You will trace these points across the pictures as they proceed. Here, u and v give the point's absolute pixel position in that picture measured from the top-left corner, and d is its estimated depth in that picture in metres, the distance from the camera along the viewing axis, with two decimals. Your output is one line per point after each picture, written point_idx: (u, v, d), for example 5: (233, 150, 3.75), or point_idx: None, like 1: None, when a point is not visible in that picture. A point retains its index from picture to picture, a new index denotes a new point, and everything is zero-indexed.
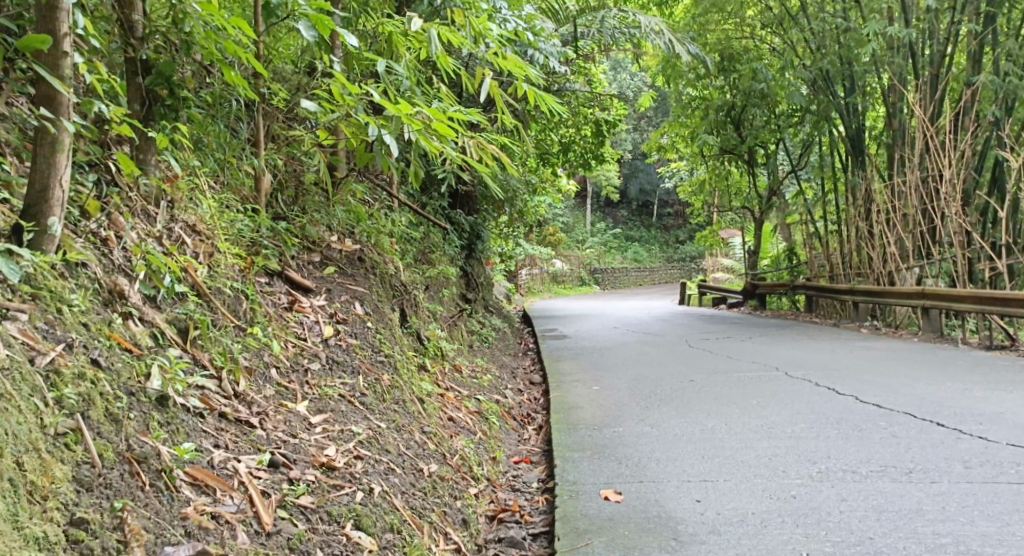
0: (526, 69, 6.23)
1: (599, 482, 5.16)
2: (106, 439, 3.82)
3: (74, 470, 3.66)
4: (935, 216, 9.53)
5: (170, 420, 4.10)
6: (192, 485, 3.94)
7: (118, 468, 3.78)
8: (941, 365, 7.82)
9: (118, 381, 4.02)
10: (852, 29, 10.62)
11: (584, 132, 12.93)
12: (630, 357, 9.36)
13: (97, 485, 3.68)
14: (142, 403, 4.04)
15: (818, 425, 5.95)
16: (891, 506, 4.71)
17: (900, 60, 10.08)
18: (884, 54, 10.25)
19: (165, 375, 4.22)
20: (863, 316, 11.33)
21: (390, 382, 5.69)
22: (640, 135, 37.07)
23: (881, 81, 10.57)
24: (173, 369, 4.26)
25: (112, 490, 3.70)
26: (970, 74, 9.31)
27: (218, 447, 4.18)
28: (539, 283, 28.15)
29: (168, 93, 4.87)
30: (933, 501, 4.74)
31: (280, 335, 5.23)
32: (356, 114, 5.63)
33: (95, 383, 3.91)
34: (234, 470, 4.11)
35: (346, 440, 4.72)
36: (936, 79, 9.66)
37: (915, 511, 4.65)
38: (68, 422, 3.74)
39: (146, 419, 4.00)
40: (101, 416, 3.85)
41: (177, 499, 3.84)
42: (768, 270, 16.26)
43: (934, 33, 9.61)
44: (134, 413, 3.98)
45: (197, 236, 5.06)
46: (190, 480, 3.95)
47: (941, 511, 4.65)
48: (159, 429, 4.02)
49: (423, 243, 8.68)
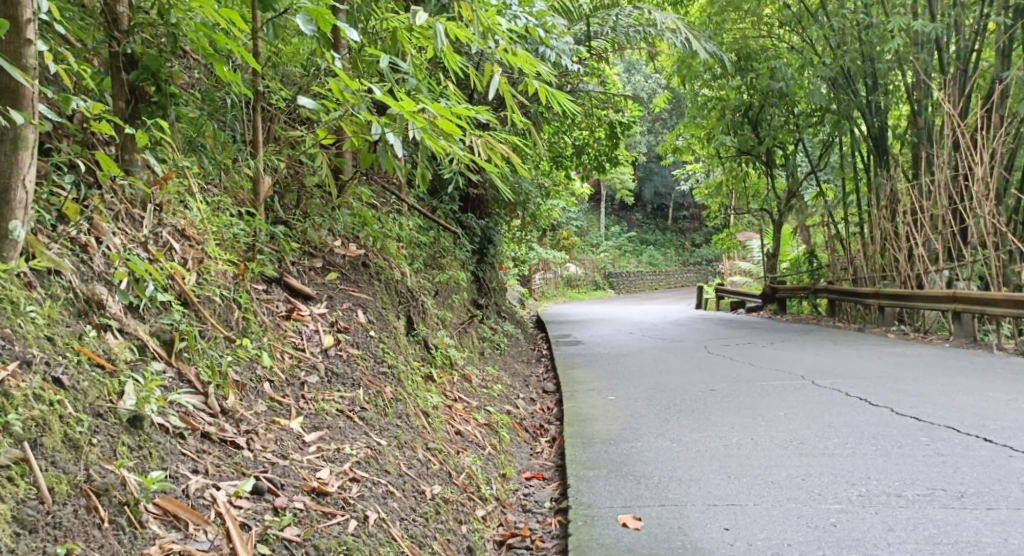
0: (537, 66, 5.91)
1: (617, 506, 4.83)
2: (60, 469, 3.53)
3: (16, 509, 3.38)
4: (965, 215, 9.19)
5: (143, 443, 3.80)
6: (160, 519, 3.65)
7: (73, 503, 3.50)
8: (976, 373, 7.46)
9: (83, 402, 3.73)
10: (874, 24, 10.33)
11: (598, 134, 12.61)
12: (647, 364, 9.01)
13: (43, 525, 3.40)
14: (112, 425, 3.75)
15: (853, 441, 5.61)
16: (946, 538, 4.39)
17: (925, 56, 9.71)
18: (907, 51, 9.89)
19: (140, 393, 3.91)
20: (889, 320, 11.00)
21: (394, 395, 5.36)
22: (655, 137, 36.70)
23: (904, 79, 10.24)
24: (150, 387, 3.95)
25: (60, 530, 3.42)
26: (1000, 70, 9.03)
27: (196, 473, 3.87)
28: (553, 288, 27.80)
29: (154, 89, 4.54)
30: (993, 533, 4.41)
31: (277, 345, 4.93)
32: (358, 112, 5.36)
33: (54, 404, 3.63)
34: (211, 500, 3.81)
35: (341, 461, 4.40)
36: (964, 73, 9.40)
37: (974, 545, 4.33)
38: (13, 452, 3.46)
39: (114, 444, 3.71)
40: (57, 443, 3.57)
41: (141, 537, 3.56)
42: (788, 273, 15.89)
43: (960, 27, 9.36)
44: (99, 437, 3.69)
45: (186, 241, 4.72)
46: (159, 513, 3.66)
47: (1003, 544, 4.32)
48: (128, 455, 3.72)
49: (433, 247, 8.39)
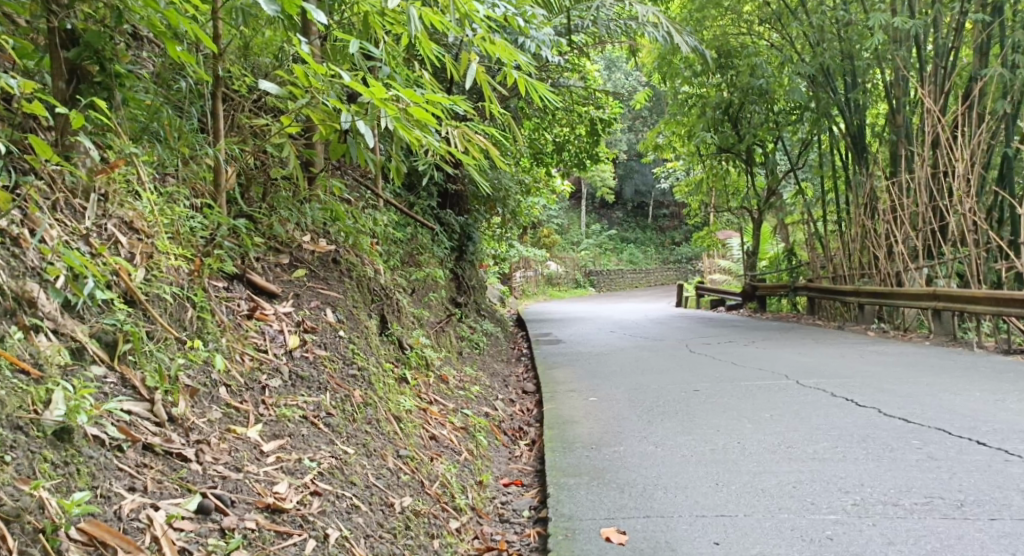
0: (518, 55, 5.53)
1: (599, 518, 4.53)
2: None
3: None
4: (947, 213, 8.92)
5: (70, 459, 3.53)
6: (85, 547, 3.36)
7: None
8: (960, 372, 7.19)
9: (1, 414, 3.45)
10: (854, 22, 10.09)
11: (578, 131, 12.34)
12: (627, 364, 8.69)
13: None
14: (33, 440, 3.47)
15: (844, 444, 5.32)
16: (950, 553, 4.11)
17: (904, 53, 9.46)
18: (886, 48, 9.66)
19: (70, 401, 3.62)
20: (869, 319, 10.74)
21: (363, 399, 5.01)
22: (634, 135, 36.55)
23: (884, 76, 10.00)
24: (80, 395, 3.66)
25: None
26: (977, 69, 8.69)
27: (132, 491, 3.59)
28: (534, 286, 27.51)
29: (98, 69, 4.27)
30: (999, 546, 4.13)
31: (236, 346, 4.59)
32: (326, 100, 5.00)
33: None
34: (148, 522, 3.53)
35: (301, 473, 4.10)
36: (943, 69, 9.09)
37: None
38: None
39: (33, 461, 3.43)
40: None
41: None
42: (767, 271, 15.64)
43: (938, 26, 9.05)
44: (18, 455, 3.42)
45: (134, 234, 4.36)
46: (85, 540, 3.37)
47: None
48: (49, 474, 3.44)
49: (410, 244, 8.06)
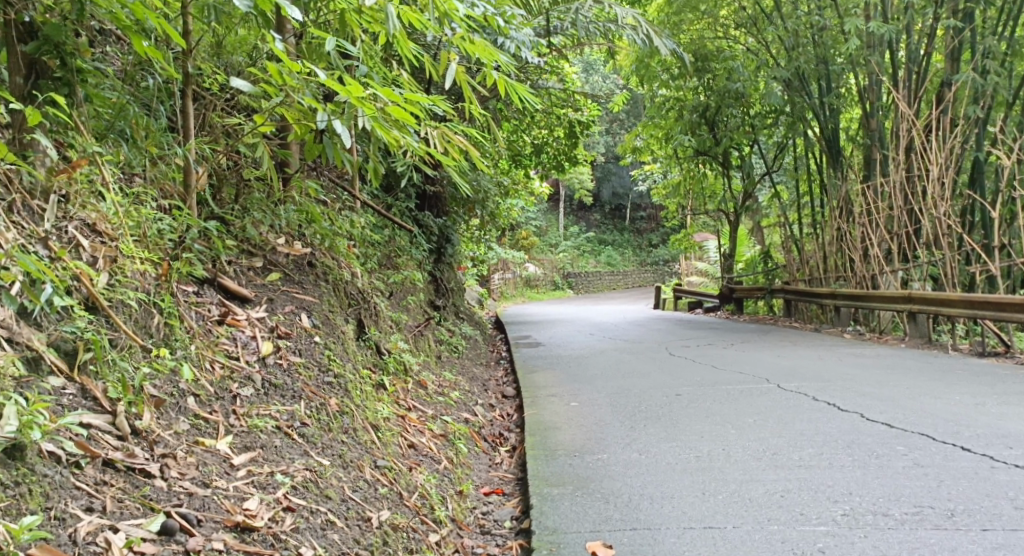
0: (497, 55, 5.33)
1: (585, 531, 4.38)
2: None
3: None
4: (921, 215, 8.79)
5: (22, 479, 3.39)
6: None
7: None
8: (939, 375, 7.09)
9: None
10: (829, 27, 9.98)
11: (557, 133, 12.21)
12: (608, 368, 8.53)
13: None
14: None
15: (829, 451, 5.19)
16: None
17: (878, 58, 9.42)
18: (860, 53, 9.59)
19: (22, 416, 3.45)
20: (845, 321, 10.62)
21: (339, 407, 4.83)
22: (612, 137, 36.47)
23: (858, 80, 9.92)
24: (34, 410, 3.49)
25: None
26: (949, 74, 8.60)
27: (89, 512, 3.45)
28: (512, 289, 27.36)
29: (58, 64, 4.09)
30: None
31: (206, 354, 4.41)
32: (301, 99, 4.81)
33: None
34: (105, 546, 3.38)
35: (272, 488, 3.94)
36: (916, 74, 9.01)
37: None
38: None
39: None
40: None
41: None
42: (744, 274, 15.52)
43: (910, 32, 8.97)
44: None
45: (97, 237, 4.18)
46: None
47: None
48: None
49: (387, 246, 7.90)
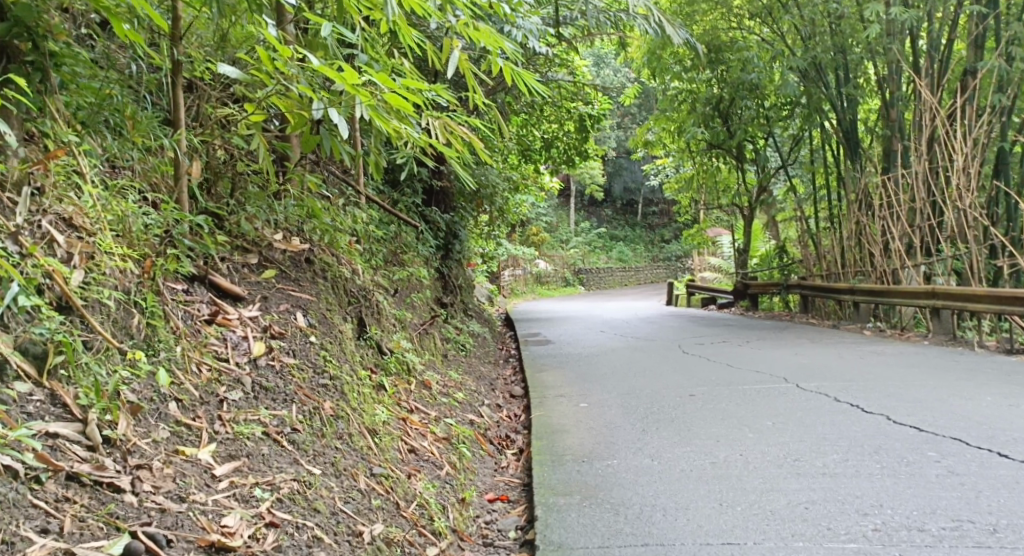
0: (502, 43, 5.05)
1: (593, 547, 4.13)
2: None
3: None
4: (944, 208, 8.48)
5: None
6: None
7: None
8: (966, 374, 6.79)
9: None
10: (847, 15, 9.66)
11: (567, 126, 11.92)
12: (619, 367, 8.26)
13: None
14: None
15: (855, 457, 4.91)
16: None
17: (897, 47, 9.08)
18: (879, 41, 9.27)
19: None
20: (864, 317, 10.32)
21: (334, 411, 4.57)
22: (624, 131, 36.12)
23: (877, 69, 9.61)
24: None
25: None
26: (971, 62, 8.29)
27: (44, 533, 3.26)
28: (522, 285, 27.06)
29: (30, 46, 3.91)
30: None
31: (193, 356, 4.18)
32: (295, 87, 4.54)
33: None
34: None
35: (255, 502, 3.73)
36: (938, 63, 8.71)
37: None
38: None
39: None
40: None
41: None
42: (759, 269, 15.21)
43: (932, 20, 8.64)
44: None
45: (73, 232, 3.95)
46: None
47: None
48: None
49: (392, 241, 7.65)
